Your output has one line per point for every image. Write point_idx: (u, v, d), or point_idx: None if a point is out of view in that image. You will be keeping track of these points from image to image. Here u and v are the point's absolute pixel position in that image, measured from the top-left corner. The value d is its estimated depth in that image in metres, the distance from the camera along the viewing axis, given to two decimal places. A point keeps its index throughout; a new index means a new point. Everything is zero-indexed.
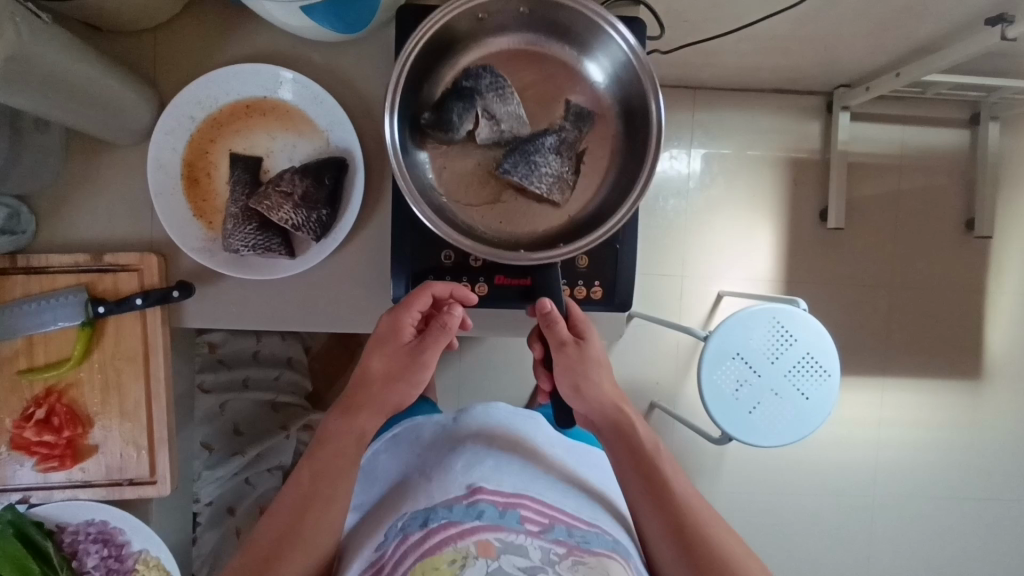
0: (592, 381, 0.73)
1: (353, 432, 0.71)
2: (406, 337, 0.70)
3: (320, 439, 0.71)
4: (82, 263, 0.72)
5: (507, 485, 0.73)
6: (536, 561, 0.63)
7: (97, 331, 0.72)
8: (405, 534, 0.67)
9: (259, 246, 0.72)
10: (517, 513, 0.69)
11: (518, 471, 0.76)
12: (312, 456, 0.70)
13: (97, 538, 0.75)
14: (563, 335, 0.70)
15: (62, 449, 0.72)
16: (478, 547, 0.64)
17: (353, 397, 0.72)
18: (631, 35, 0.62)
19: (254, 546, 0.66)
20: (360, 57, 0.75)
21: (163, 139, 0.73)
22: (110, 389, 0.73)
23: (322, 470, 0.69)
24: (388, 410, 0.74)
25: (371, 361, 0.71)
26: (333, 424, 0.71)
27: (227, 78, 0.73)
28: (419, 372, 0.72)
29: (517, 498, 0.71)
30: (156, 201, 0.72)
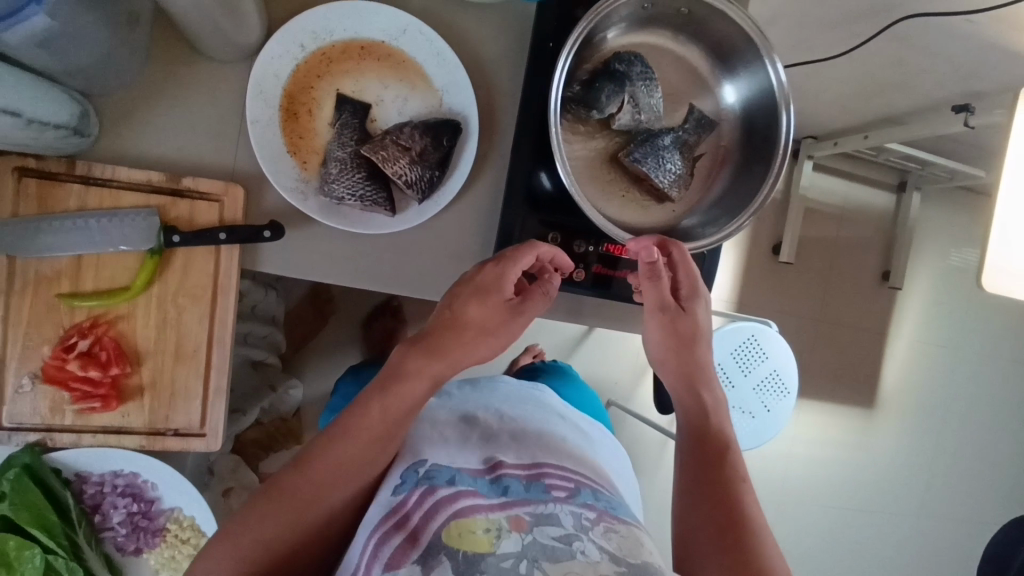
0: (687, 357, 0.71)
1: (431, 375, 0.60)
2: (507, 295, 0.65)
3: (393, 372, 0.60)
4: (155, 182, 0.64)
5: (527, 455, 0.67)
6: (570, 529, 0.57)
7: (162, 262, 0.64)
8: (431, 488, 0.60)
9: (365, 198, 0.68)
10: (541, 483, 0.62)
11: (539, 439, 0.71)
12: (376, 394, 0.58)
13: (125, 493, 0.67)
14: (664, 297, 0.70)
15: (106, 389, 0.63)
16: (511, 521, 0.57)
17: (443, 337, 0.62)
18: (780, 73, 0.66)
19: (290, 478, 0.54)
20: (483, 23, 0.74)
21: (269, 64, 0.66)
22: (167, 329, 0.65)
23: (388, 404, 0.58)
24: (466, 365, 0.63)
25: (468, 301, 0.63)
26: (413, 365, 0.60)
27: (353, 13, 0.68)
28: (511, 329, 0.65)
29: (540, 465, 0.65)
30: (251, 128, 0.66)
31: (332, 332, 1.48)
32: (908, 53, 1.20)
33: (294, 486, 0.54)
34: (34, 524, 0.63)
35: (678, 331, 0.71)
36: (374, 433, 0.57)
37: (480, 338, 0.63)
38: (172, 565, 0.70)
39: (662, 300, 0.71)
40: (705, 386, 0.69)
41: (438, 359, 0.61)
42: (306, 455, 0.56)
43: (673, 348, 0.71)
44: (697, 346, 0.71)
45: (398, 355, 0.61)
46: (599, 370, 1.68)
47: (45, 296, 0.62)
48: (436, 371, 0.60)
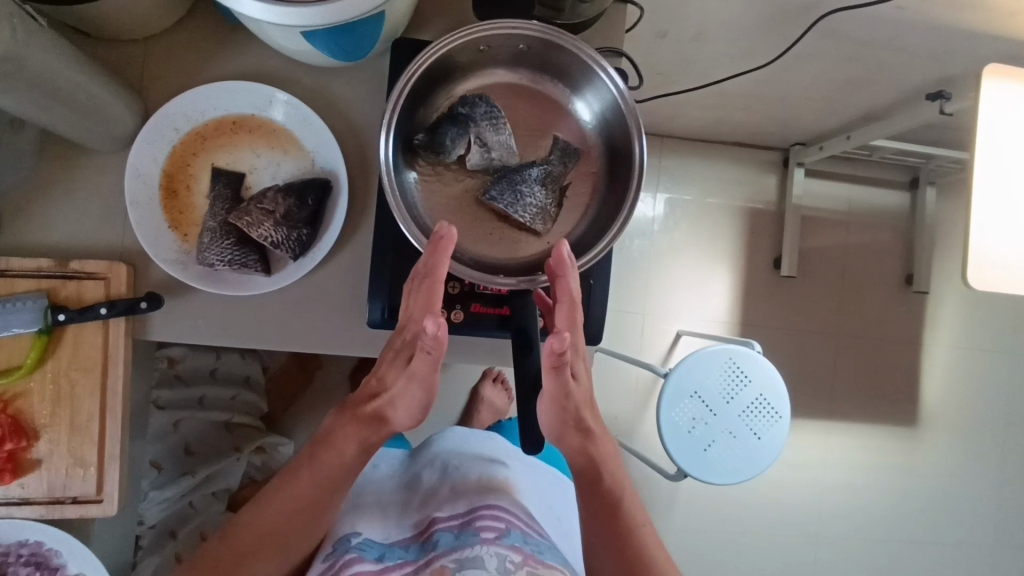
0: (585, 424, 0.67)
1: (356, 441, 0.69)
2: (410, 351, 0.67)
3: (321, 442, 0.69)
4: (45, 268, 0.69)
5: (462, 505, 0.81)
6: (492, 571, 0.71)
7: (53, 340, 0.70)
8: (359, 558, 0.76)
9: (234, 262, 0.71)
10: (473, 527, 0.77)
11: (475, 489, 0.84)
12: (311, 460, 0.69)
13: (29, 561, 0.73)
14: (569, 386, 0.64)
15: (2, 463, 0.68)
16: (435, 573, 0.73)
17: (362, 404, 0.68)
18: (620, 80, 0.65)
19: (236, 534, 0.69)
20: (351, 83, 0.77)
21: (144, 149, 0.72)
22: (62, 401, 0.70)
23: (318, 470, 0.69)
24: (386, 432, 0.69)
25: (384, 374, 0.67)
26: (338, 436, 0.68)
27: (218, 92, 0.73)
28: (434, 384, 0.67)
29: (473, 513, 0.79)
30: (130, 208, 0.71)
31: (319, 386, 1.53)
32: (855, 49, 1.14)
33: (223, 551, 0.69)
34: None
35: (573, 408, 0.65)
36: (306, 492, 0.69)
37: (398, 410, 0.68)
38: None
39: (565, 391, 0.64)
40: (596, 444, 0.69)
41: (364, 429, 0.68)
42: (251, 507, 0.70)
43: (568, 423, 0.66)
44: (587, 412, 0.67)
45: (331, 425, 0.69)
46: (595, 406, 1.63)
47: None
48: (366, 437, 0.68)
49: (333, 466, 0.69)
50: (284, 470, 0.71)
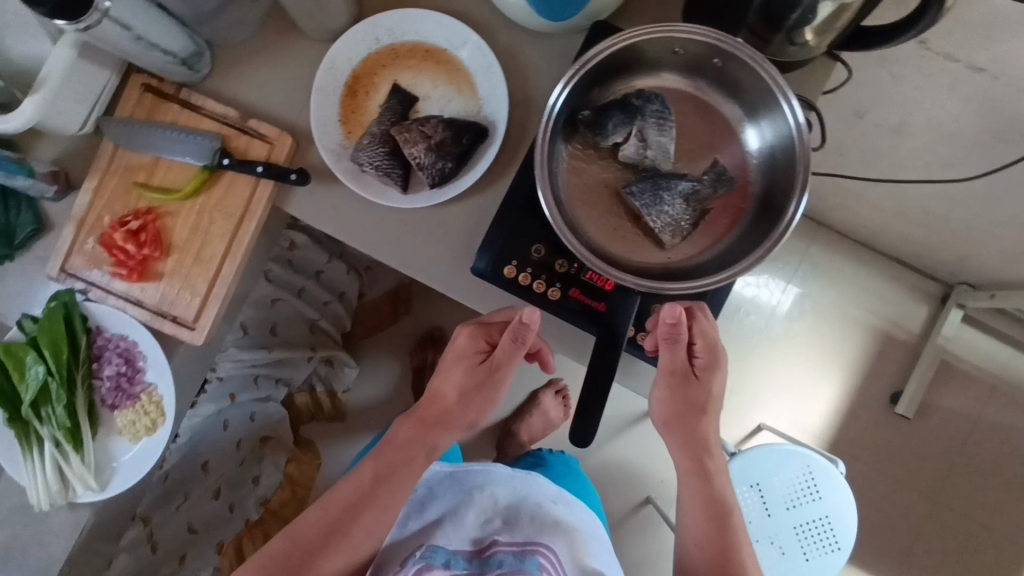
0: (693, 426, 0.74)
1: (425, 443, 0.77)
2: (478, 358, 0.75)
3: (392, 444, 0.78)
4: (229, 118, 0.79)
5: (521, 537, 0.89)
6: None
7: (212, 178, 0.78)
8: (428, 565, 0.82)
9: (381, 169, 0.76)
10: (534, 561, 0.84)
11: (529, 524, 0.92)
12: (385, 465, 0.77)
13: (121, 354, 0.78)
14: (679, 360, 0.70)
15: (134, 263, 0.77)
16: None
17: (428, 410, 0.77)
18: (802, 115, 0.63)
19: (302, 529, 0.76)
20: (540, 50, 0.79)
21: (344, 48, 0.79)
22: (198, 232, 0.78)
23: (388, 473, 0.77)
24: (465, 424, 0.77)
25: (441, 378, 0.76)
26: (407, 435, 0.77)
27: (424, 20, 0.79)
28: (493, 389, 0.76)
29: (533, 546, 0.87)
30: (314, 93, 0.79)
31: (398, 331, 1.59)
32: None
33: (291, 546, 0.75)
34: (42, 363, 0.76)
35: (687, 395, 0.72)
36: (377, 493, 0.77)
37: (458, 404, 0.76)
38: (135, 430, 0.78)
39: (674, 364, 0.70)
40: (706, 456, 0.75)
41: (426, 422, 0.77)
42: (326, 506, 0.77)
43: (678, 416, 0.74)
44: (700, 412, 0.73)
45: (399, 432, 0.78)
46: (646, 461, 1.56)
47: (123, 179, 0.79)
48: (426, 425, 0.77)
49: (402, 465, 0.77)
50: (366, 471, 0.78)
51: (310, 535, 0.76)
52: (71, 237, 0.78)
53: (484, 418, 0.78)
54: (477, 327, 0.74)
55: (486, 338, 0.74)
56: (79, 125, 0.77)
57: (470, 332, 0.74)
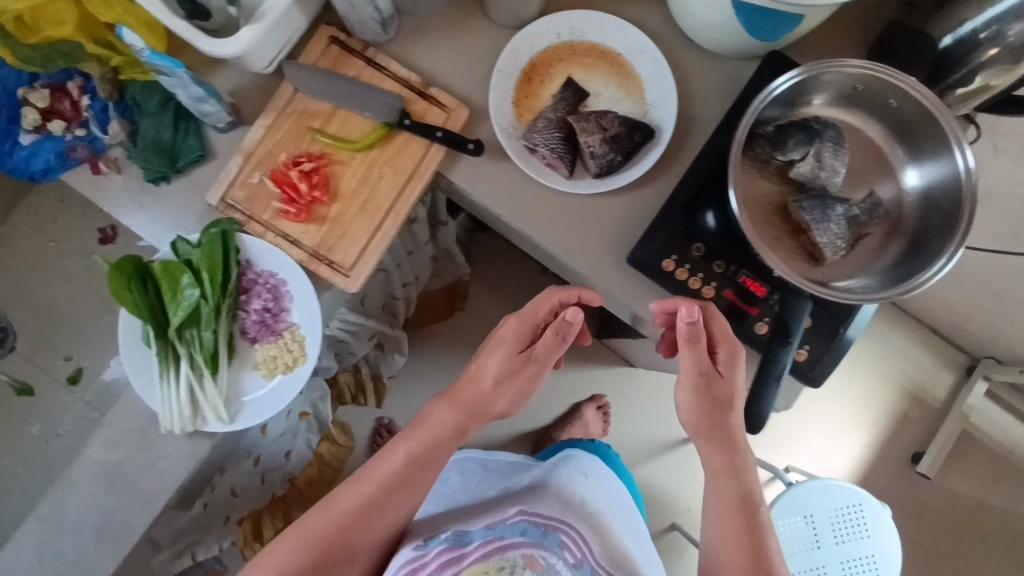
0: (719, 422, 0.73)
1: (451, 421, 0.76)
2: (519, 346, 0.76)
3: (427, 435, 0.77)
4: (410, 82, 0.81)
5: (543, 512, 0.91)
6: None
7: (387, 136, 0.80)
8: (454, 537, 0.85)
9: (554, 152, 0.80)
10: (556, 537, 0.87)
11: (547, 501, 0.94)
12: (421, 453, 0.76)
13: (269, 291, 0.79)
14: (700, 360, 0.72)
15: (302, 204, 0.78)
16: (525, 562, 0.84)
17: (460, 388, 0.77)
18: (971, 161, 0.69)
19: (332, 506, 0.74)
20: (709, 69, 0.84)
21: (529, 36, 0.83)
22: (366, 184, 0.80)
23: (427, 461, 0.76)
24: (498, 409, 0.77)
25: (479, 369, 0.77)
26: (444, 427, 0.76)
27: (607, 23, 0.83)
28: (530, 383, 0.77)
29: (554, 523, 0.89)
30: (495, 73, 0.82)
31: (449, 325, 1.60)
32: None
33: (319, 524, 0.72)
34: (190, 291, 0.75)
35: (714, 393, 0.72)
36: (417, 477, 0.76)
37: (498, 392, 0.77)
38: (271, 368, 0.78)
39: (696, 365, 0.72)
40: (734, 448, 0.74)
41: (469, 406, 0.77)
42: (356, 486, 0.75)
43: (709, 417, 0.73)
44: (727, 409, 0.73)
45: (435, 422, 0.76)
46: (674, 486, 1.58)
47: (298, 122, 0.80)
48: (469, 410, 0.77)
49: (439, 451, 0.77)
50: (389, 455, 0.76)
51: (345, 524, 0.73)
52: (235, 171, 0.79)
53: (510, 413, 0.79)
54: (521, 315, 0.77)
55: (532, 328, 0.77)
56: (265, 64, 0.78)
57: (518, 325, 0.76)
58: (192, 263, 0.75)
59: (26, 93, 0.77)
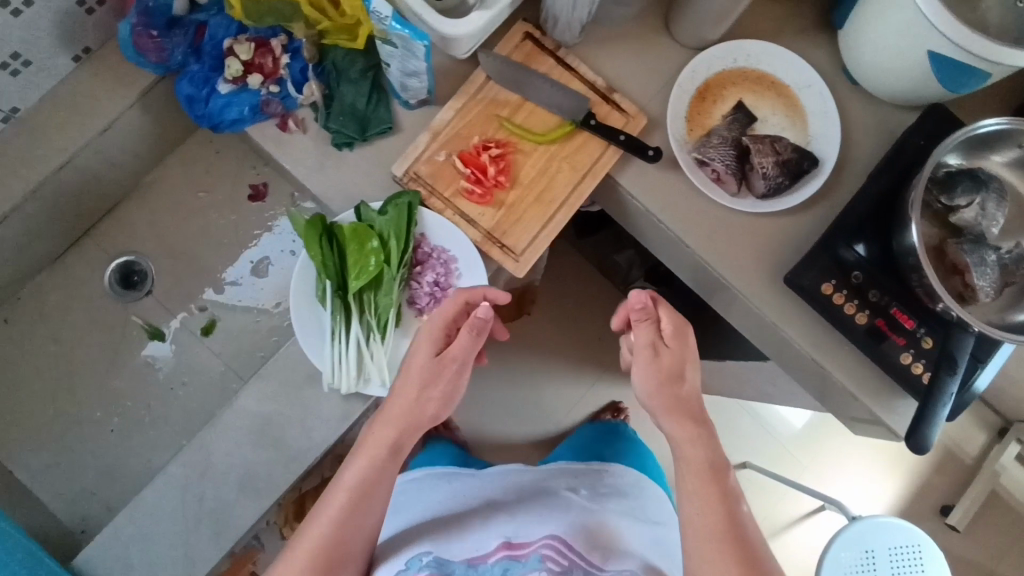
0: (683, 429, 0.67)
1: (393, 428, 0.67)
2: (439, 345, 0.70)
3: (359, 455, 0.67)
4: (595, 86, 0.85)
5: (523, 531, 0.82)
6: None
7: (569, 133, 0.83)
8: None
9: (727, 168, 0.85)
10: (540, 555, 0.78)
11: (517, 518, 0.84)
12: (349, 470, 0.67)
13: (441, 266, 0.81)
14: (646, 353, 0.69)
15: (486, 186, 0.81)
16: None
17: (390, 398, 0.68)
18: None
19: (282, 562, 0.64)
20: (868, 112, 0.89)
21: (708, 57, 0.87)
22: (545, 175, 0.83)
23: (366, 477, 0.66)
24: (426, 415, 0.68)
25: (406, 384, 0.68)
26: (384, 438, 0.67)
27: (781, 57, 0.88)
28: (457, 387, 0.69)
29: (534, 540, 0.80)
30: (674, 88, 0.86)
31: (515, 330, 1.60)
32: None
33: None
34: (373, 257, 0.76)
35: (671, 375, 0.68)
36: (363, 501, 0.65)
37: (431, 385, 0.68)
38: None
39: (645, 359, 0.69)
40: (703, 441, 0.67)
41: (404, 411, 0.67)
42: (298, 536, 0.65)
43: (660, 391, 0.68)
44: (683, 401, 0.68)
45: (380, 437, 0.67)
46: None
47: (487, 108, 0.82)
48: (408, 413, 0.67)
49: (377, 469, 0.66)
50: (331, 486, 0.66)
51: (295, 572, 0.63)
52: (421, 147, 0.81)
53: (445, 417, 0.71)
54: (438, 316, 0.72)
55: (446, 329, 0.71)
56: (466, 50, 0.78)
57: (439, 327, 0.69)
58: (375, 229, 0.76)
59: (232, 44, 0.78)
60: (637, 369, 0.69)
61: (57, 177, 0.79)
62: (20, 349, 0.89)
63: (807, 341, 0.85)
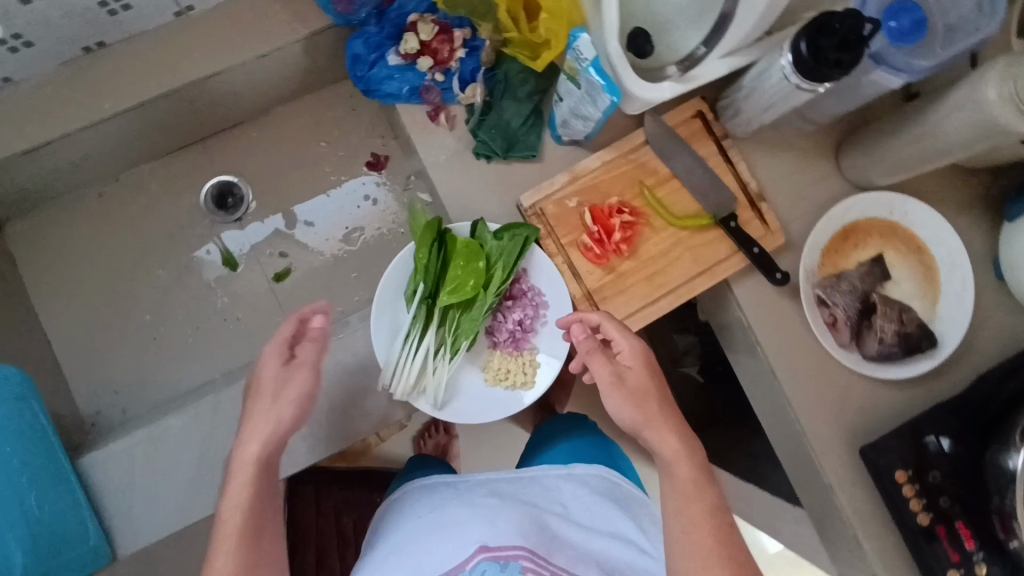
0: (652, 432, 0.61)
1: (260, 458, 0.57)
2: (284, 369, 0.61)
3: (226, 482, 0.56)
4: (746, 188, 0.81)
5: (492, 535, 0.62)
6: None
7: (705, 225, 0.80)
8: None
9: (844, 318, 0.81)
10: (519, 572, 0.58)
11: (482, 518, 0.64)
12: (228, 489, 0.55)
13: (530, 308, 0.77)
14: (601, 369, 0.65)
15: (605, 248, 0.77)
16: None
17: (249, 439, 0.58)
18: None
19: None
20: (1004, 313, 0.84)
21: (870, 199, 0.81)
22: (665, 257, 0.79)
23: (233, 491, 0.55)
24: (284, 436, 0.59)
25: (257, 409, 0.59)
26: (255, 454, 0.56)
27: (942, 225, 0.81)
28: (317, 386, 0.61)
29: (509, 550, 0.60)
30: (822, 218, 0.81)
31: None
32: None
33: None
34: (472, 278, 0.73)
35: (638, 380, 0.64)
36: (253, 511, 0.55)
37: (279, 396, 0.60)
38: (498, 378, 0.76)
39: (610, 376, 0.64)
40: (670, 444, 0.60)
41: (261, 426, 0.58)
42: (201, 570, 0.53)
43: (639, 407, 0.61)
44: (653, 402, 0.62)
45: (250, 451, 0.57)
46: None
47: (634, 172, 0.79)
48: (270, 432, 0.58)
49: (262, 489, 0.56)
50: (223, 525, 0.54)
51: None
52: (555, 187, 0.77)
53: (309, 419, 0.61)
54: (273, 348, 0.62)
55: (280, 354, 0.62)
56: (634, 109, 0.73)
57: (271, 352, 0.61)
58: (487, 253, 0.73)
59: (417, 20, 0.77)
60: (595, 363, 0.65)
61: (198, 85, 0.77)
62: (100, 230, 0.88)
63: (859, 519, 0.80)
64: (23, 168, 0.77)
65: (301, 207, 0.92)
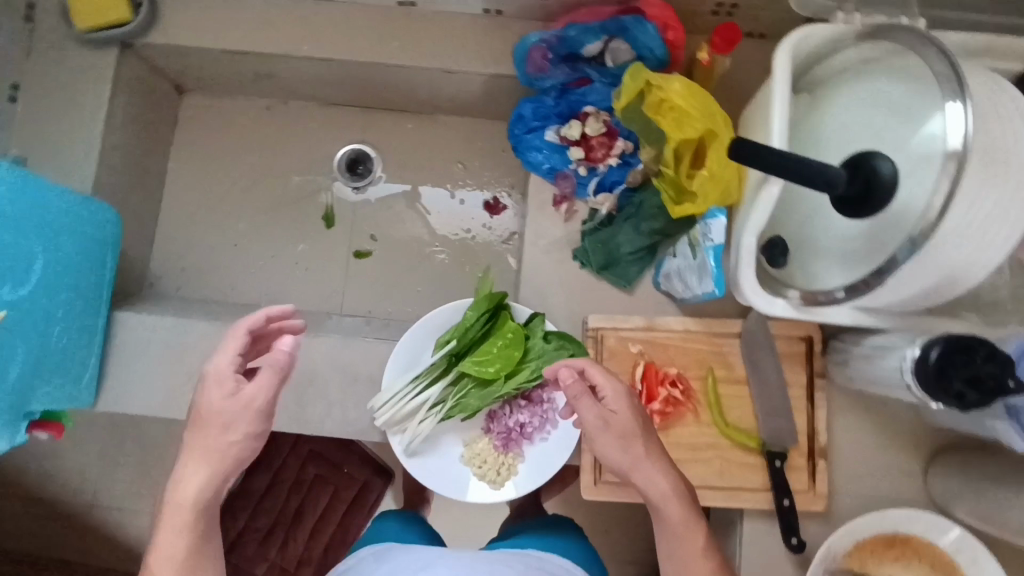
0: (641, 475, 0.57)
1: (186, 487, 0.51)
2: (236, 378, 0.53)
3: (165, 513, 0.50)
4: (812, 436, 0.73)
5: None
6: None
7: (749, 446, 0.73)
8: None
9: None
10: None
11: None
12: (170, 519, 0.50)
13: (538, 418, 0.74)
14: (589, 416, 0.58)
15: None
16: None
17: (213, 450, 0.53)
18: None
19: None
20: None
21: (933, 522, 0.68)
22: (692, 453, 0.73)
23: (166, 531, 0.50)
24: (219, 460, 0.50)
25: (196, 442, 0.51)
26: (198, 498, 0.50)
27: None
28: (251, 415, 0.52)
29: None
30: (869, 513, 0.69)
31: None
32: None
33: None
34: (500, 362, 0.72)
35: (624, 424, 0.58)
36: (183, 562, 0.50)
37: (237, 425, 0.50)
38: (472, 460, 0.75)
39: (596, 424, 0.57)
40: (659, 483, 0.57)
41: (203, 457, 0.50)
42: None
43: (627, 453, 0.57)
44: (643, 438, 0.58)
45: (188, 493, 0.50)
46: None
47: (709, 355, 0.74)
48: (214, 475, 0.50)
49: (197, 531, 0.51)
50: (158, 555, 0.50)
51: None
52: (626, 324, 0.74)
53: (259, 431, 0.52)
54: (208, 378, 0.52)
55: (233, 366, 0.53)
56: None
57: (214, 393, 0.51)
58: (524, 348, 0.72)
59: (590, 114, 0.77)
60: (584, 410, 0.58)
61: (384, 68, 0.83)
62: (253, 138, 0.98)
63: None
64: (218, 62, 0.88)
65: (427, 188, 0.96)
